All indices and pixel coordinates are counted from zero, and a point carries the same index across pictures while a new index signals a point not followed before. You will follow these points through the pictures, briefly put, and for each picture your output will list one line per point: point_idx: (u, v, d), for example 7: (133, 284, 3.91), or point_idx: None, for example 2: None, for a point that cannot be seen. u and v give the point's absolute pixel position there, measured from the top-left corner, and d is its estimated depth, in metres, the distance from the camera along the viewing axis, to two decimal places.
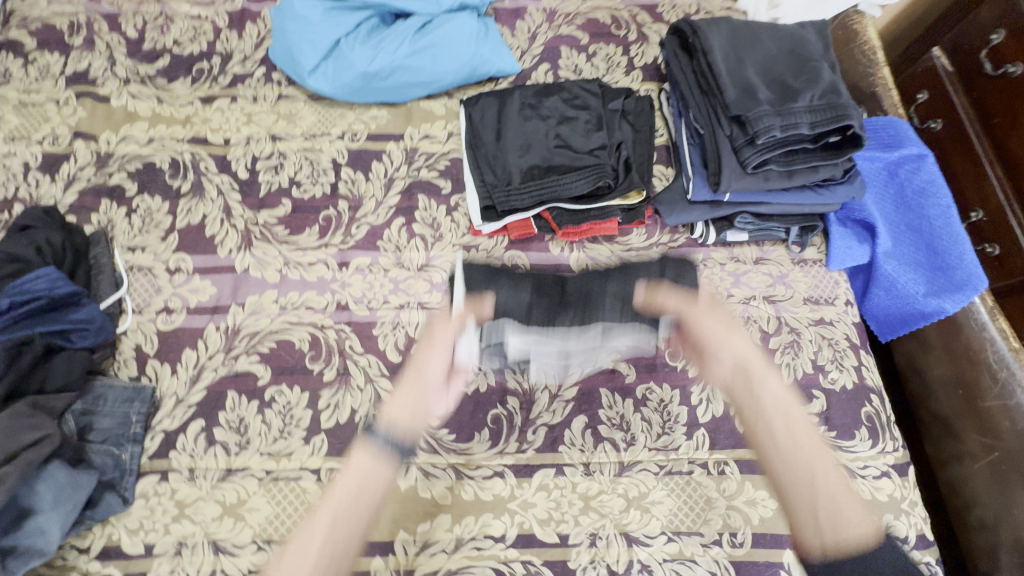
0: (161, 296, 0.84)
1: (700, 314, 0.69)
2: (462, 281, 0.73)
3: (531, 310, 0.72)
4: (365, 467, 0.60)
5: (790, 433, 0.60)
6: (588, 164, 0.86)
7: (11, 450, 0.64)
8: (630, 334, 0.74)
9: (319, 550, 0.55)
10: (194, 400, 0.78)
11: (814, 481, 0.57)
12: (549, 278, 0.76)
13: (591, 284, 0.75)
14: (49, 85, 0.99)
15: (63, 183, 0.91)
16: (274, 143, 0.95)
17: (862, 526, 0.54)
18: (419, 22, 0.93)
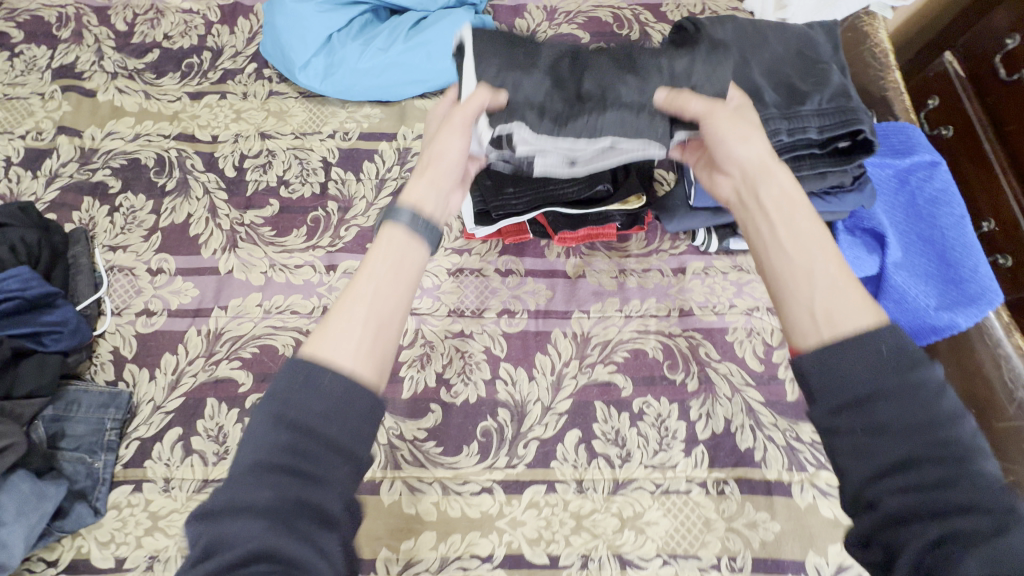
0: (141, 298, 0.81)
1: (719, 123, 0.59)
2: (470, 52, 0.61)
3: (545, 110, 0.61)
4: (396, 245, 0.55)
5: (789, 220, 0.54)
6: (601, 61, 0.63)
7: None
8: (642, 147, 0.66)
9: (366, 324, 0.51)
10: (171, 407, 0.75)
11: (810, 267, 0.51)
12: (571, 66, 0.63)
13: (614, 78, 0.62)
14: (34, 78, 0.97)
15: (45, 179, 0.89)
16: (263, 141, 0.92)
17: (868, 308, 0.46)
18: (413, 19, 0.90)
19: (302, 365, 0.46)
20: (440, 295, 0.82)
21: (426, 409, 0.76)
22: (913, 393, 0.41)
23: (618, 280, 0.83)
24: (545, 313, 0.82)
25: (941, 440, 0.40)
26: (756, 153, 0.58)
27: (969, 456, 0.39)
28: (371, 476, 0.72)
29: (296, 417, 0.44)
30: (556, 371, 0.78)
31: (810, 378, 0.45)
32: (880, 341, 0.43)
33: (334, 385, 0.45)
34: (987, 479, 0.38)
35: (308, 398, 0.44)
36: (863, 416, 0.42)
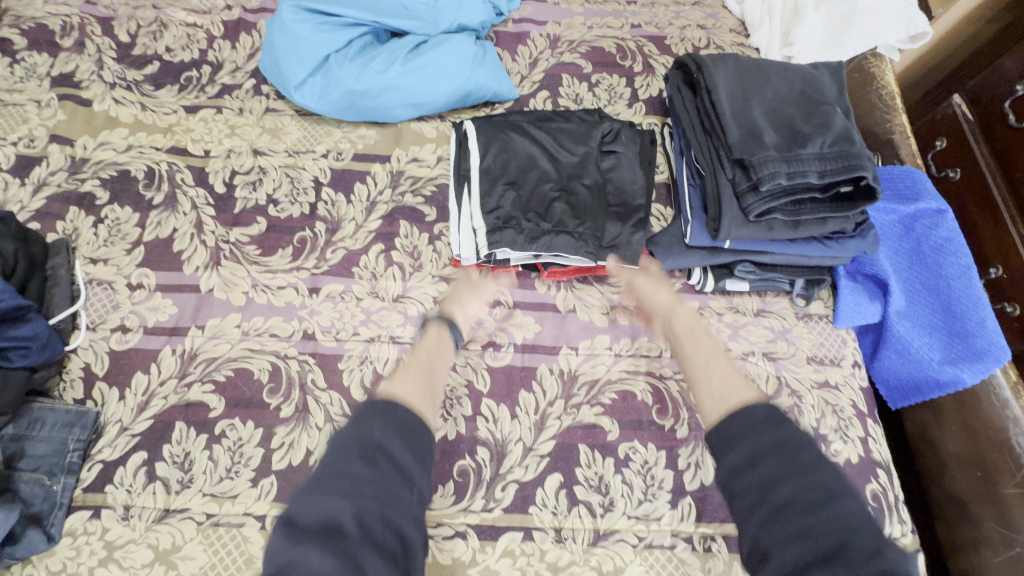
0: (118, 313, 0.79)
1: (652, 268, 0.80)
2: (483, 163, 0.84)
3: (533, 199, 0.81)
4: (436, 341, 0.73)
5: (693, 336, 0.74)
6: (575, 174, 0.84)
7: None
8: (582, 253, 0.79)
9: (424, 384, 0.67)
10: (139, 430, 0.73)
11: (707, 368, 0.69)
12: (552, 176, 0.83)
13: (585, 187, 0.83)
14: (33, 85, 0.97)
15: (33, 187, 0.88)
16: (255, 158, 0.91)
17: (750, 387, 0.64)
18: (413, 42, 0.89)
19: (379, 402, 0.59)
20: None
21: None
22: (792, 446, 0.55)
23: (609, 316, 0.81)
24: (531, 347, 0.79)
25: (820, 486, 0.52)
26: (667, 294, 0.78)
27: (844, 500, 0.51)
28: None
29: (375, 445, 0.55)
30: (539, 410, 0.75)
31: (721, 448, 0.58)
32: (758, 409, 0.58)
33: (408, 418, 0.59)
34: (859, 521, 0.50)
35: (384, 424, 0.57)
36: (754, 472, 0.55)
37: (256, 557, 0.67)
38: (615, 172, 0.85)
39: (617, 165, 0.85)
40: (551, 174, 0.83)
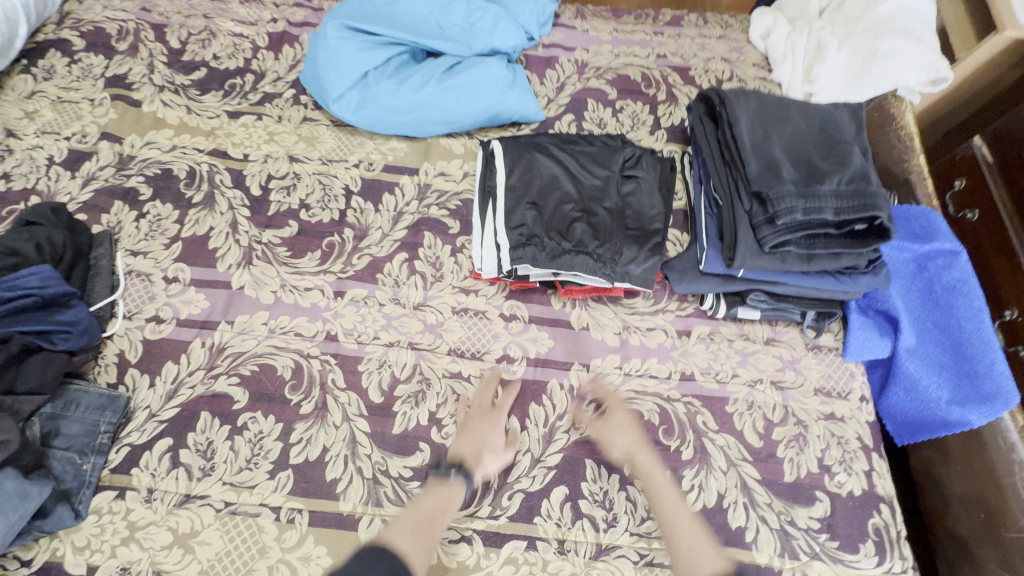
0: (154, 304, 0.84)
1: (613, 405, 0.77)
2: (509, 179, 0.87)
3: (555, 216, 0.84)
4: (441, 497, 0.69)
5: (657, 489, 0.70)
6: (596, 194, 0.87)
7: None
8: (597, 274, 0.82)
9: (421, 536, 0.64)
10: (166, 417, 0.76)
11: (675, 529, 0.67)
12: (574, 195, 0.86)
13: (606, 206, 0.86)
14: (88, 85, 1.03)
15: (82, 181, 0.93)
16: (291, 164, 0.95)
17: (717, 562, 0.63)
18: (447, 63, 0.93)
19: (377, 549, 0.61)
20: (442, 332, 0.83)
21: (414, 448, 0.75)
22: None
23: (621, 336, 0.83)
24: (543, 362, 0.81)
25: None
26: (628, 435, 0.74)
27: None
28: (351, 510, 0.71)
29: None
30: (549, 423, 0.77)
31: None
32: None
33: (394, 564, 0.60)
34: None
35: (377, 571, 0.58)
36: None
37: (268, 548, 0.69)
38: (634, 196, 0.88)
39: (637, 189, 0.89)
40: (573, 196, 0.86)
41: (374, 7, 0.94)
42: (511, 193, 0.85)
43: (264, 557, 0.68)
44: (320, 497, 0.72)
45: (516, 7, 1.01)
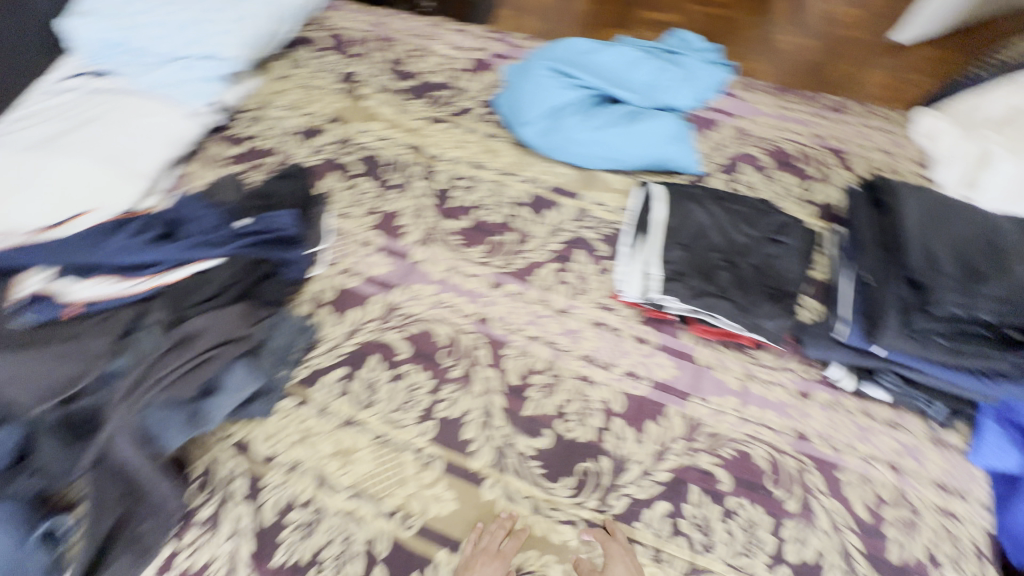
0: (349, 260, 1.01)
1: (614, 556, 0.73)
2: (662, 220, 0.97)
3: (702, 261, 0.93)
4: None
5: None
6: (741, 249, 0.95)
7: (231, 335, 0.77)
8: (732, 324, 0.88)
9: None
10: (345, 351, 0.92)
11: None
12: (721, 247, 0.95)
13: (749, 262, 0.93)
14: (327, 77, 1.27)
15: (310, 150, 1.15)
16: (474, 170, 1.12)
17: None
18: (629, 111, 1.06)
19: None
20: (579, 338, 0.93)
21: (540, 431, 0.85)
22: None
23: (742, 382, 0.89)
24: (665, 387, 0.89)
25: None
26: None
27: None
28: (479, 469, 0.82)
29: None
30: (662, 442, 0.84)
31: None
32: None
33: None
34: None
35: None
36: None
37: (407, 480, 0.81)
38: (778, 259, 0.94)
39: (782, 253, 0.95)
40: (719, 247, 0.95)
41: (576, 55, 1.10)
42: (662, 234, 0.95)
43: (402, 487, 0.81)
44: (455, 451, 0.83)
45: (697, 72, 1.12)
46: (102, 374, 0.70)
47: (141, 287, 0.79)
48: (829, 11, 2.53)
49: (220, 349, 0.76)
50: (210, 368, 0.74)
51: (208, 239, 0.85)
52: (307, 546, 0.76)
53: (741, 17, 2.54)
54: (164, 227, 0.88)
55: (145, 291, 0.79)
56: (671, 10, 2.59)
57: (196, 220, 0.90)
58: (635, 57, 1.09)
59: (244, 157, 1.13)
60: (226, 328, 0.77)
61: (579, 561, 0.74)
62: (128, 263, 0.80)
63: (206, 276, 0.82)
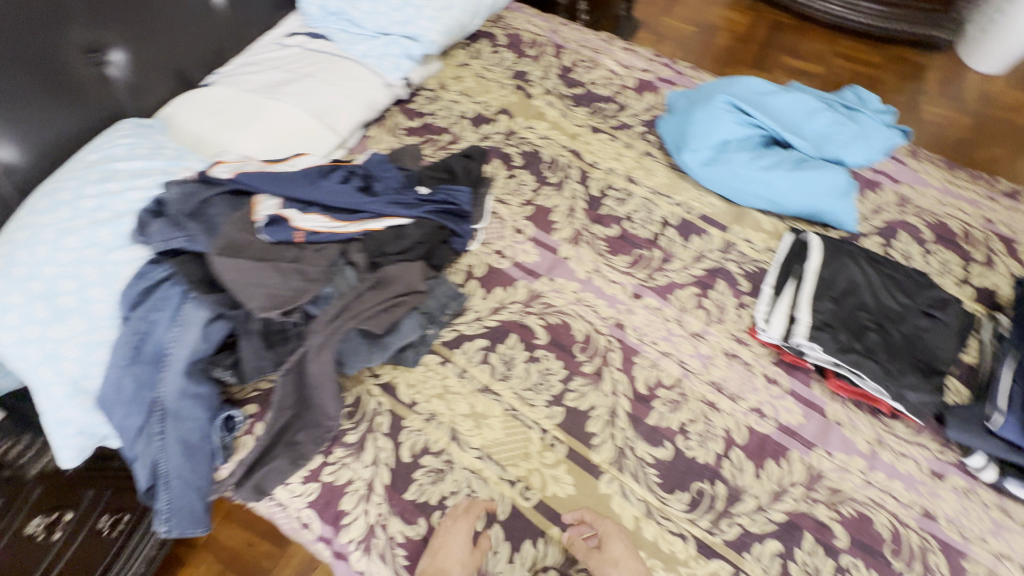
0: (502, 242, 1.09)
1: (611, 534, 0.79)
2: (816, 270, 0.98)
3: (851, 318, 0.93)
4: None
5: None
6: (893, 314, 0.94)
7: (414, 288, 0.86)
8: (874, 388, 0.88)
9: None
10: (487, 324, 0.99)
11: None
12: (872, 308, 0.94)
13: (900, 330, 0.92)
14: (500, 71, 1.37)
15: (478, 135, 1.24)
16: (628, 183, 1.17)
17: None
18: (797, 157, 1.07)
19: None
20: (709, 364, 0.96)
21: (661, 442, 0.88)
22: None
23: (872, 446, 0.88)
24: (790, 432, 0.90)
25: None
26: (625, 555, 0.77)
27: None
28: (599, 463, 0.86)
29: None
30: (781, 484, 0.85)
31: None
32: None
33: None
34: None
35: None
36: None
37: (531, 455, 0.87)
38: (930, 333, 0.93)
39: (934, 328, 0.93)
40: (870, 308, 0.94)
41: (754, 94, 1.13)
42: (814, 283, 0.96)
43: (526, 461, 0.86)
44: (578, 439, 0.88)
45: (874, 132, 1.11)
46: (318, 295, 0.83)
47: (349, 229, 0.90)
48: (988, 91, 2.40)
49: (406, 298, 0.85)
50: (394, 314, 0.84)
51: (401, 199, 0.96)
52: (435, 490, 0.84)
53: (888, 81, 2.46)
54: (362, 180, 0.99)
55: (353, 233, 0.90)
56: (815, 62, 2.55)
57: (387, 178, 1.01)
58: (812, 107, 1.11)
59: (420, 131, 1.24)
60: (411, 281, 0.86)
61: (575, 534, 0.80)
62: (337, 206, 0.91)
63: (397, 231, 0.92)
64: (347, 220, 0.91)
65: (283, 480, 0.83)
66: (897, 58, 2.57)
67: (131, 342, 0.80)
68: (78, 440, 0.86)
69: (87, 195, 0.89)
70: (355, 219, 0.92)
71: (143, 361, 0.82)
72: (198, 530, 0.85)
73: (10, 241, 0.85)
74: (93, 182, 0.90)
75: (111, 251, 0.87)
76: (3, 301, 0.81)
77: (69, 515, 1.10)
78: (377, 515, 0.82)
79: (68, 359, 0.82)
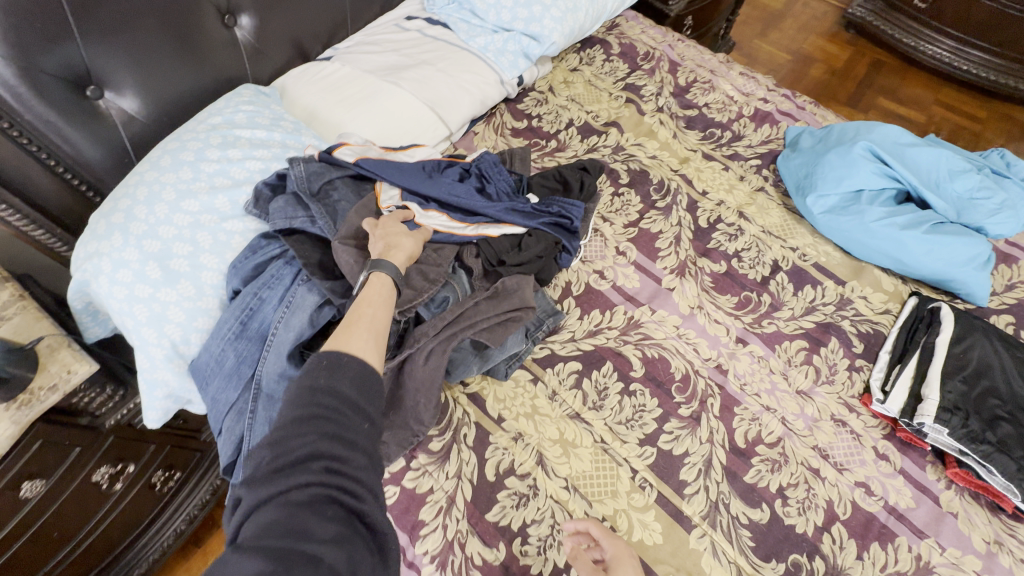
0: (603, 262, 1.04)
1: (620, 556, 0.72)
2: (944, 345, 0.91)
3: (980, 404, 0.86)
4: (382, 290, 0.72)
5: None
6: None
7: (527, 304, 0.84)
8: (1003, 485, 0.80)
9: (372, 330, 0.67)
10: (582, 347, 0.95)
11: None
12: (1006, 397, 0.87)
13: None
14: (612, 81, 1.32)
15: (586, 145, 1.19)
16: (739, 218, 1.11)
17: None
18: (935, 219, 0.99)
19: (327, 356, 0.61)
20: (815, 426, 0.90)
21: (758, 504, 0.83)
22: None
23: (989, 546, 0.80)
24: (899, 515, 0.83)
25: None
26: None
27: None
28: (690, 515, 0.81)
29: (321, 390, 0.57)
30: (886, 571, 0.78)
31: None
32: None
33: (344, 364, 0.60)
34: None
35: (333, 379, 0.58)
36: None
37: (619, 494, 0.82)
38: None
39: None
40: (1004, 395, 0.87)
41: (893, 144, 1.06)
42: (943, 360, 0.89)
43: (614, 499, 0.82)
44: (670, 485, 0.83)
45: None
46: (432, 300, 0.83)
47: (466, 231, 0.89)
48: None
49: (519, 313, 0.84)
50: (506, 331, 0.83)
51: (517, 205, 0.93)
52: (517, 515, 0.80)
53: (991, 139, 2.32)
54: (478, 180, 0.98)
55: (470, 237, 0.89)
56: (915, 107, 2.41)
57: (503, 179, 0.98)
58: (957, 167, 1.03)
59: (526, 134, 1.20)
60: (524, 297, 0.84)
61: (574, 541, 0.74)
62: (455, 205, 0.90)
63: (510, 239, 0.91)
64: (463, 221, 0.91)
65: None
66: (1004, 115, 2.41)
67: (239, 318, 0.81)
68: (165, 403, 0.86)
69: (208, 159, 0.87)
70: (471, 221, 0.91)
71: (248, 337, 0.81)
72: None
73: (129, 195, 0.83)
74: (214, 146, 0.89)
75: (225, 220, 0.86)
76: (119, 256, 0.80)
77: (132, 467, 1.09)
78: (456, 531, 0.79)
79: (172, 323, 0.81)
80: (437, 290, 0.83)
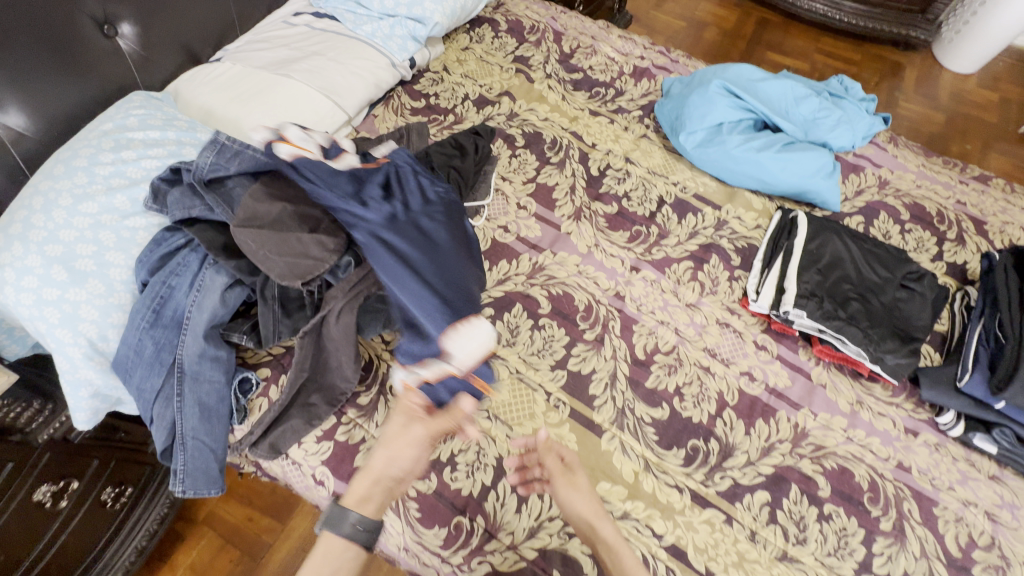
0: (506, 218, 1.13)
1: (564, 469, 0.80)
2: (801, 245, 1.04)
3: (833, 290, 1.00)
4: (330, 562, 0.75)
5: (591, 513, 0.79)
6: (871, 287, 1.01)
7: None
8: (854, 352, 0.94)
9: None
10: (493, 295, 1.03)
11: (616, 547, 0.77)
12: (853, 281, 1.01)
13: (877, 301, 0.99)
14: (502, 55, 1.40)
15: (482, 116, 1.27)
16: (626, 163, 1.22)
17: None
18: (785, 139, 1.13)
19: None
20: (703, 331, 1.01)
21: (658, 404, 0.93)
22: None
23: (853, 406, 0.94)
24: (778, 394, 0.95)
25: None
26: (585, 501, 0.79)
27: None
28: (600, 422, 0.91)
29: None
30: (769, 440, 0.91)
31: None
32: None
33: None
34: None
35: None
36: None
37: (536, 415, 0.91)
38: (906, 304, 1.00)
39: (909, 299, 1.01)
40: (852, 281, 1.01)
41: (746, 80, 1.20)
42: (799, 257, 1.03)
43: (532, 420, 0.91)
44: (580, 400, 0.93)
45: (858, 118, 1.18)
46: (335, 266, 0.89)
47: (410, 268, 0.85)
48: (958, 89, 2.53)
49: None
50: None
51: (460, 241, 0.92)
52: (444, 448, 0.87)
53: (867, 78, 2.56)
54: (443, 210, 0.95)
55: (437, 330, 0.81)
56: (799, 58, 2.63)
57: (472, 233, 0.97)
58: (801, 93, 1.18)
59: (424, 112, 1.27)
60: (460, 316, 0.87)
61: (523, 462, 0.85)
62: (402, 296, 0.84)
63: (465, 304, 0.85)
64: (416, 251, 0.87)
65: (297, 439, 0.87)
66: (875, 56, 2.67)
67: (151, 307, 0.84)
68: (92, 403, 0.88)
69: (102, 163, 0.90)
70: (423, 253, 0.87)
71: (163, 325, 0.85)
72: (211, 491, 0.87)
73: (25, 206, 0.85)
74: (108, 150, 0.92)
75: (127, 217, 0.89)
76: (22, 264, 0.81)
77: (76, 484, 1.09)
78: None
79: (86, 321, 0.83)
80: (341, 255, 0.89)
